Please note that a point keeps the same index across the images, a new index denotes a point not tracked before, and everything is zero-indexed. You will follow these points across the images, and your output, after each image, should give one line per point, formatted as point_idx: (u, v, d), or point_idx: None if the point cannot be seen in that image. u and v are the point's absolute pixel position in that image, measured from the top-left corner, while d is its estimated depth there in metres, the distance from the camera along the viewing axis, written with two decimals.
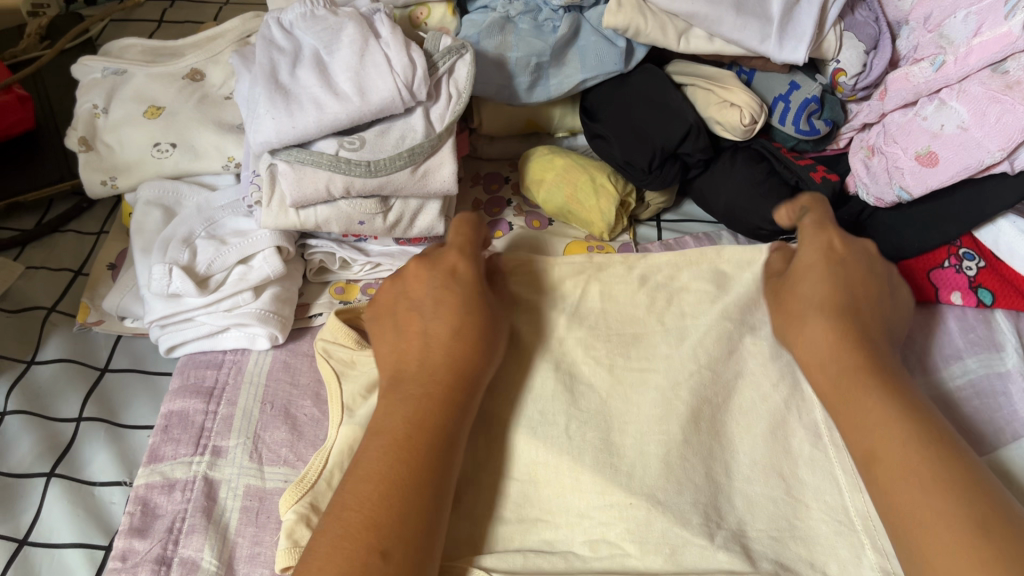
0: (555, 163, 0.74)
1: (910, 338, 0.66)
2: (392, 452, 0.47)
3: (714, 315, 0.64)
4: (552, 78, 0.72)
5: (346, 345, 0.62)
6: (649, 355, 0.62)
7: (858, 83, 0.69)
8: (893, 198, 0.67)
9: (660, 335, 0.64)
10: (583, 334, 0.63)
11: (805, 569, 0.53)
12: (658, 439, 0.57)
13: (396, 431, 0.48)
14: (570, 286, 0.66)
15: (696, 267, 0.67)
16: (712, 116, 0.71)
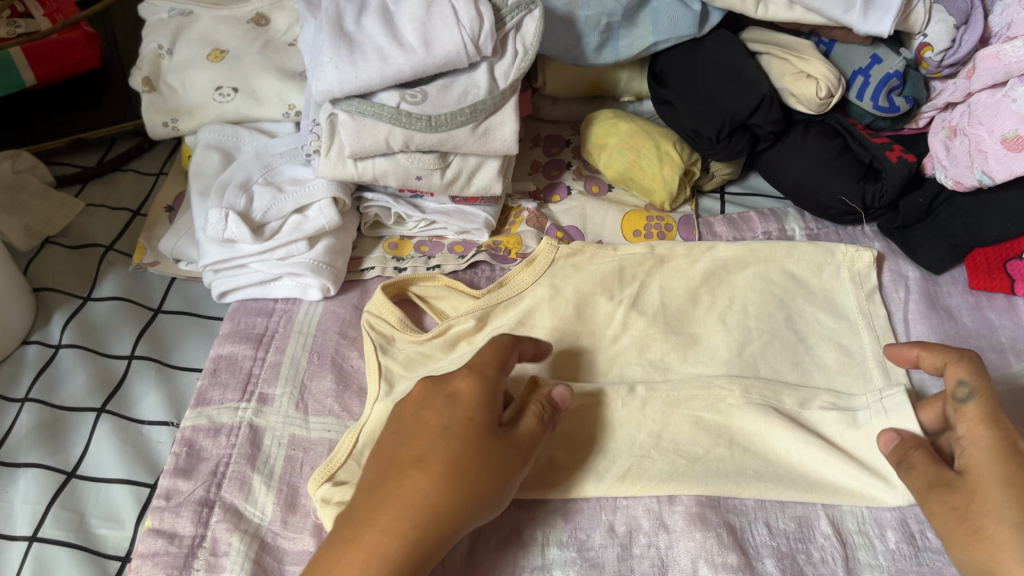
0: (619, 127, 0.72)
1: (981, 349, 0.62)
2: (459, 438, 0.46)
3: (772, 320, 0.64)
4: (621, 39, 0.70)
5: (390, 322, 0.62)
6: (707, 356, 0.62)
7: (945, 59, 0.66)
8: (973, 182, 0.64)
9: (719, 334, 0.63)
10: (643, 326, 0.63)
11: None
12: (707, 437, 0.57)
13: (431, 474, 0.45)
14: (630, 277, 0.65)
15: (763, 265, 0.67)
16: (787, 87, 0.68)
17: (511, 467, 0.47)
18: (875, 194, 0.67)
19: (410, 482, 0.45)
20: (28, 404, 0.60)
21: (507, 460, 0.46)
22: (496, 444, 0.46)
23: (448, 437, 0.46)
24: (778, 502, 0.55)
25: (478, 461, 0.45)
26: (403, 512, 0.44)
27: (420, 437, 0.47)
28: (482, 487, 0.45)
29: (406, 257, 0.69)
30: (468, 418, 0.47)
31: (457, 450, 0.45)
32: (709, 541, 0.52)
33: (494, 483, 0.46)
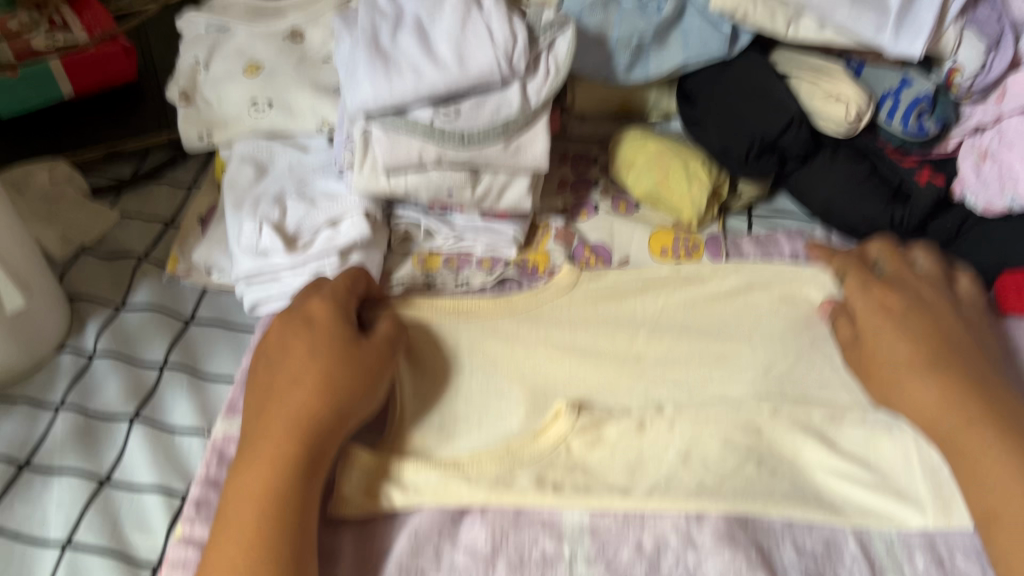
0: (647, 146, 0.72)
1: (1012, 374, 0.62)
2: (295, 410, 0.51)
3: (798, 341, 0.64)
4: (652, 59, 0.71)
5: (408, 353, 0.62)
6: (734, 376, 0.62)
7: (975, 83, 0.65)
8: (1004, 206, 0.64)
9: (747, 354, 0.63)
10: (670, 346, 0.64)
11: None
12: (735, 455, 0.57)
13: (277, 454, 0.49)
14: (654, 296, 0.66)
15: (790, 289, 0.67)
16: (817, 109, 0.68)
17: (365, 395, 0.54)
18: (904, 217, 0.68)
19: (283, 414, 0.51)
20: (63, 410, 0.61)
21: (362, 377, 0.54)
22: (325, 397, 0.51)
23: (321, 375, 0.52)
24: (807, 523, 0.54)
25: (341, 410, 0.52)
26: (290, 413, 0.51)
27: (297, 389, 0.52)
28: (329, 417, 0.51)
29: (436, 275, 0.70)
30: (349, 360, 0.54)
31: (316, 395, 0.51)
32: (738, 559, 0.52)
33: (360, 409, 0.53)
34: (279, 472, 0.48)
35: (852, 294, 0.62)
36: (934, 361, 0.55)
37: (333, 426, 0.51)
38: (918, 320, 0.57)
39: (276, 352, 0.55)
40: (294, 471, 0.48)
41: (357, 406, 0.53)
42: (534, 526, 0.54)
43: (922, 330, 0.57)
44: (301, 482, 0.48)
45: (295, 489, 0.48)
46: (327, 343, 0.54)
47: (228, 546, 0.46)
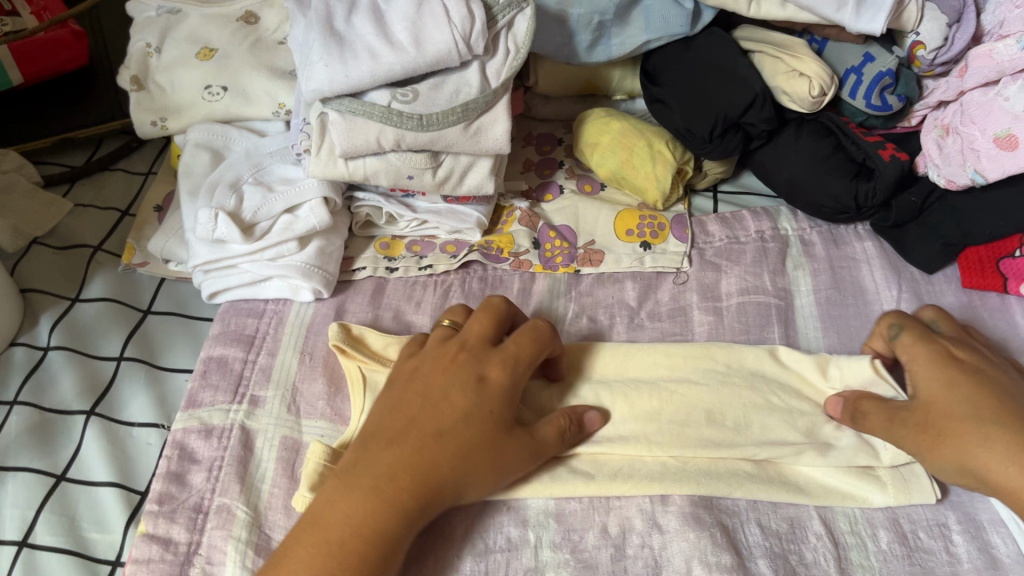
0: (611, 126, 0.72)
1: None
2: (412, 462, 0.47)
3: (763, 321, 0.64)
4: (613, 37, 0.70)
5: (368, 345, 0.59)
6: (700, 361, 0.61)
7: (937, 57, 0.66)
8: (966, 180, 0.64)
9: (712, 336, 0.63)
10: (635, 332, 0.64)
11: None
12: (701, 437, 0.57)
13: (383, 487, 0.46)
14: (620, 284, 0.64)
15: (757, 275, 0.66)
16: (780, 86, 0.68)
17: (482, 478, 0.48)
18: (867, 192, 0.67)
19: (421, 451, 0.47)
20: (18, 407, 0.59)
21: (490, 438, 0.49)
22: (445, 455, 0.47)
23: (460, 409, 0.49)
24: (771, 503, 0.54)
25: (457, 463, 0.47)
26: (408, 464, 0.47)
27: (417, 419, 0.49)
28: (436, 477, 0.47)
29: (398, 258, 0.69)
30: (453, 407, 0.49)
31: (462, 433, 0.48)
32: (702, 541, 0.51)
33: (476, 484, 0.48)
34: (378, 513, 0.45)
35: (914, 351, 0.56)
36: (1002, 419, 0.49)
37: (444, 488, 0.47)
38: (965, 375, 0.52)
39: (416, 377, 0.51)
40: (388, 523, 0.45)
41: (471, 493, 0.49)
42: (498, 513, 0.54)
43: (976, 392, 0.51)
44: (397, 531, 0.45)
45: (368, 526, 0.44)
46: (461, 386, 0.50)
47: (292, 564, 0.43)
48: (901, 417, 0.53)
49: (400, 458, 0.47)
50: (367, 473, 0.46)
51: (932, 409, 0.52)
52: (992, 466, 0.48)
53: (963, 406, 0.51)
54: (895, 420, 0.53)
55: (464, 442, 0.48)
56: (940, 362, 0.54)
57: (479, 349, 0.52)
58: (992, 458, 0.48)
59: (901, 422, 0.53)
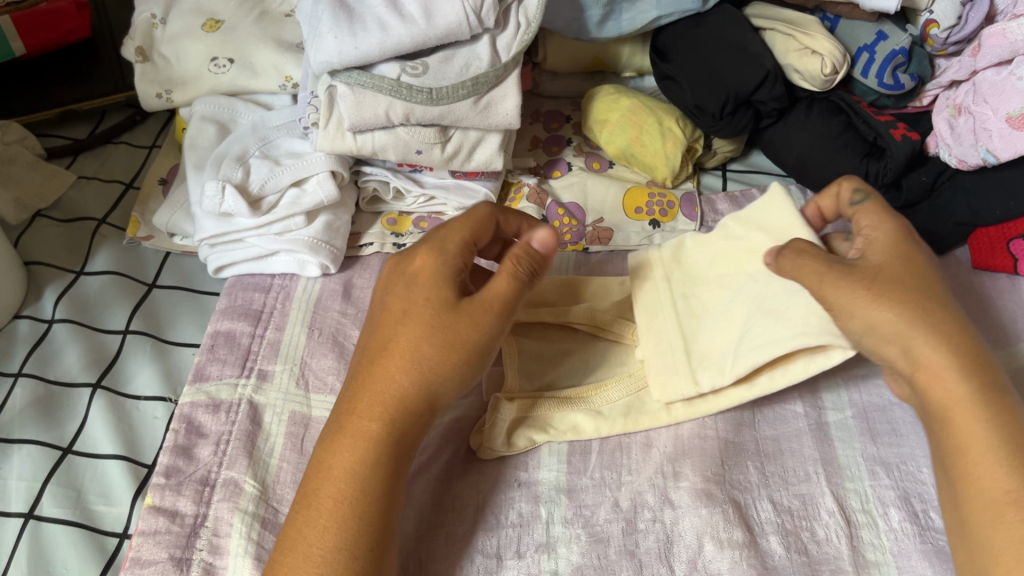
0: (620, 103, 0.71)
1: (985, 330, 0.62)
2: (377, 399, 0.47)
3: None
4: (624, 13, 0.69)
5: None
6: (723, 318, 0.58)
7: (951, 36, 0.66)
8: (977, 160, 0.64)
9: None
10: None
11: (848, 565, 0.50)
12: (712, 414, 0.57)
13: (355, 453, 0.45)
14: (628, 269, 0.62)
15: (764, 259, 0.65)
16: (791, 64, 0.67)
17: (460, 375, 0.48)
18: (878, 172, 0.66)
19: (390, 372, 0.47)
20: (22, 379, 0.59)
21: (462, 353, 0.48)
22: (406, 378, 0.47)
23: (422, 342, 0.48)
24: (782, 481, 0.54)
25: (428, 389, 0.47)
26: (381, 397, 0.47)
27: (389, 360, 0.48)
28: (413, 400, 0.47)
29: (405, 233, 0.68)
30: (439, 348, 0.47)
31: (420, 335, 0.48)
32: (714, 517, 0.51)
33: (454, 384, 0.48)
34: (366, 449, 0.46)
35: (877, 227, 0.48)
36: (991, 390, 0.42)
37: (425, 410, 0.47)
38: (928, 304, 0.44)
39: (394, 298, 0.50)
40: (384, 456, 0.46)
41: (446, 390, 0.48)
42: (510, 489, 0.54)
43: (972, 356, 0.42)
44: (387, 472, 0.45)
45: (366, 460, 0.45)
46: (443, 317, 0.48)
47: (315, 521, 0.44)
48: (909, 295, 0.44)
49: (382, 398, 0.47)
50: (347, 436, 0.46)
51: (877, 282, 0.44)
52: (965, 432, 0.41)
53: (933, 290, 0.44)
54: (891, 301, 0.43)
55: (421, 382, 0.47)
56: (899, 238, 0.47)
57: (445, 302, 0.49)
58: (971, 421, 0.41)
59: (887, 294, 0.44)
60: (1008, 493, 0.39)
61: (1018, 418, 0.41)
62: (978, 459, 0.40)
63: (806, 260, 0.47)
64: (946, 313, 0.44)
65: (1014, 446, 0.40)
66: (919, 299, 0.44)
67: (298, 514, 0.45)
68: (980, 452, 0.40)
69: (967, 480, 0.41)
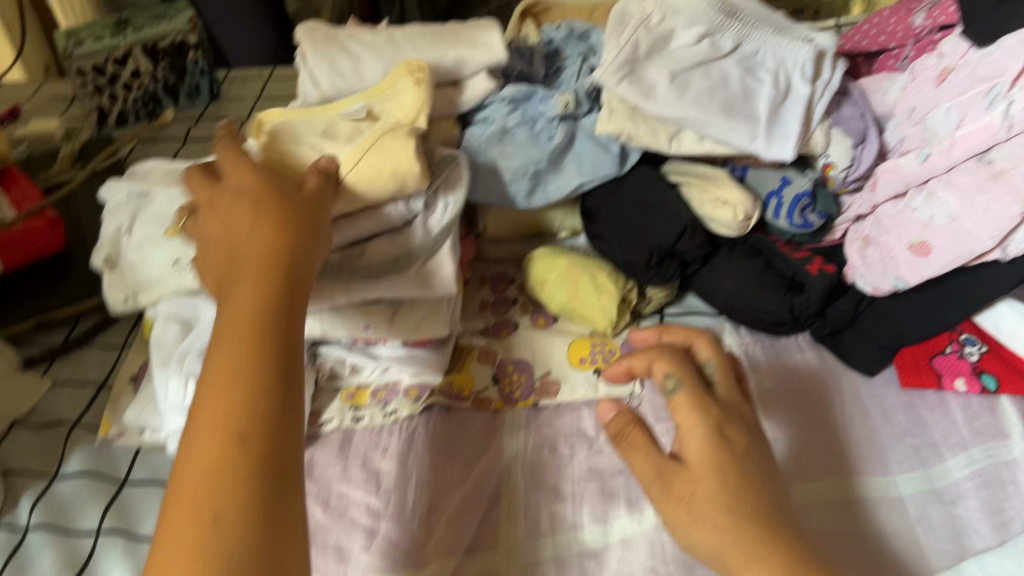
0: (556, 263, 0.76)
1: (918, 447, 0.65)
2: (228, 376, 0.41)
3: None
4: (550, 183, 0.75)
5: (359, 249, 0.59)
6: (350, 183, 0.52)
7: (849, 174, 0.73)
8: (890, 287, 0.69)
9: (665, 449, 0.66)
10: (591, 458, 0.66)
11: None
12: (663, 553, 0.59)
13: (217, 382, 0.41)
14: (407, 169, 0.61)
15: None
16: (708, 213, 0.73)
17: (265, 225, 0.47)
18: (801, 305, 0.71)
19: (234, 296, 0.44)
20: None
21: (293, 208, 0.49)
22: (261, 267, 0.45)
23: (261, 241, 0.46)
24: None
25: (281, 258, 0.46)
26: (235, 323, 0.43)
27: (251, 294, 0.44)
28: (271, 256, 0.46)
29: (364, 406, 0.70)
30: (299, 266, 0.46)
31: (258, 244, 0.46)
32: None
33: (272, 234, 0.47)
34: (239, 427, 0.39)
35: (685, 413, 0.52)
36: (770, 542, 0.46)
37: (281, 273, 0.45)
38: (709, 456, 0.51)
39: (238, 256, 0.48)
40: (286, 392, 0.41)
41: (303, 254, 0.47)
42: None
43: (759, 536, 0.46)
44: (247, 419, 0.40)
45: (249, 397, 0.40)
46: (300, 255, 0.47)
47: (177, 532, 0.37)
48: (706, 484, 0.48)
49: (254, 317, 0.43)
50: (216, 394, 0.41)
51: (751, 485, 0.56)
52: None
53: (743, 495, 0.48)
54: (706, 520, 0.47)
55: (268, 267, 0.45)
56: (709, 440, 0.50)
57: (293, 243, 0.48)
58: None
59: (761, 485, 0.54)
60: None
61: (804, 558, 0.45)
62: None
63: (637, 458, 0.52)
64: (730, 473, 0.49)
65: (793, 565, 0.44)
66: (728, 502, 0.47)
67: (165, 520, 0.38)
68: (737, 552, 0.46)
69: None
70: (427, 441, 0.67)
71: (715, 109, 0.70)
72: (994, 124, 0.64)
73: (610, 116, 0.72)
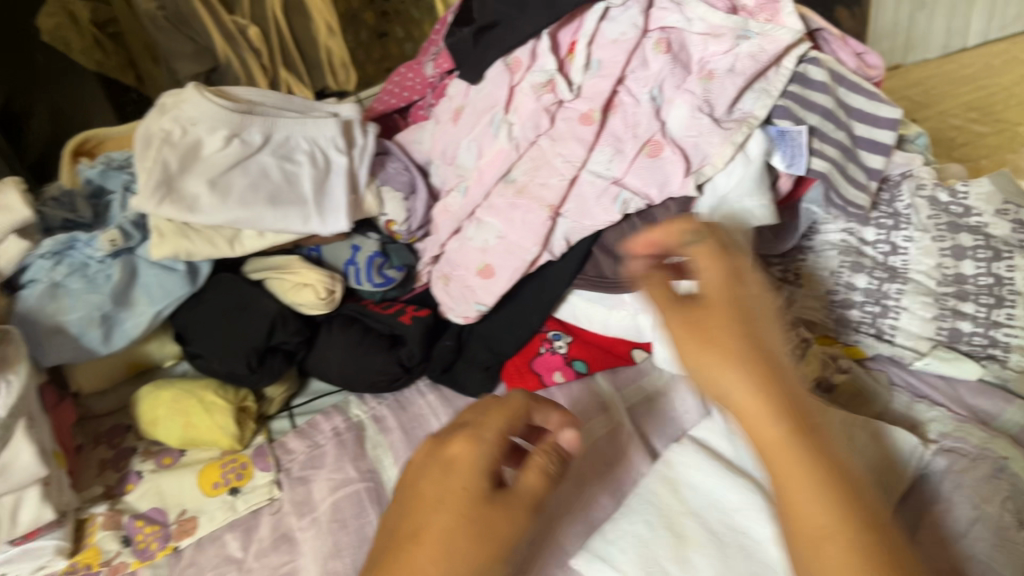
0: (162, 396, 0.73)
1: None
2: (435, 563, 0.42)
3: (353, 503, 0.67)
4: (125, 321, 0.72)
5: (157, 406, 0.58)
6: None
7: (411, 225, 0.78)
8: (477, 313, 0.75)
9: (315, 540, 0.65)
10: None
11: None
12: None
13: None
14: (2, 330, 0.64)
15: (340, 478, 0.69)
16: (293, 299, 0.74)
17: (445, 513, 0.45)
18: (407, 355, 0.74)
19: (434, 523, 0.44)
20: None
21: (465, 489, 0.46)
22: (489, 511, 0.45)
23: (443, 492, 0.46)
24: None
25: (410, 531, 0.45)
26: (435, 551, 0.43)
27: (410, 556, 0.43)
28: (413, 528, 0.45)
29: None
30: (496, 524, 0.44)
31: (446, 524, 0.44)
32: None
33: (436, 513, 0.45)
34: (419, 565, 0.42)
35: (728, 374, 0.47)
36: (837, 489, 0.42)
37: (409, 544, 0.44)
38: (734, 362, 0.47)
39: (417, 477, 0.48)
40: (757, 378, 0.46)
41: (434, 518, 0.45)
42: None
43: (816, 461, 0.43)
44: None
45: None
46: (460, 495, 0.45)
47: None
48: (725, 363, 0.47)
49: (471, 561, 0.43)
50: None
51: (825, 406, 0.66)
52: (798, 498, 0.42)
53: (778, 400, 0.45)
54: (769, 398, 0.45)
55: (459, 504, 0.45)
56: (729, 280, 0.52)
57: (481, 491, 0.46)
58: (829, 528, 0.40)
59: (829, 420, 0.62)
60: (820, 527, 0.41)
61: (850, 488, 0.42)
62: (796, 509, 0.42)
63: (530, 474, 0.48)
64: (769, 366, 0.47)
65: (846, 514, 0.41)
66: (739, 363, 0.47)
67: None
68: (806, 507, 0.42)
69: (807, 545, 0.41)
70: None
71: (262, 203, 0.72)
72: (505, 147, 0.72)
73: (162, 238, 0.70)
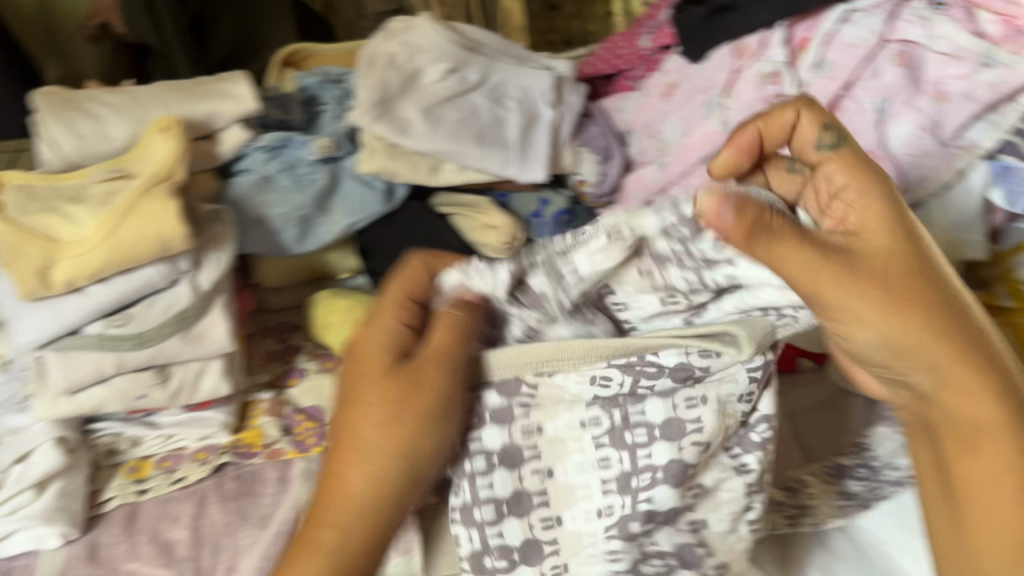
0: (337, 305, 0.76)
1: None
2: (348, 453, 0.48)
3: None
4: (321, 227, 0.75)
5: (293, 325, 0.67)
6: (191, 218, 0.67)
7: (602, 190, 0.77)
8: None
9: None
10: None
11: None
12: None
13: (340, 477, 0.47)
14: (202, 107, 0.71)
15: None
16: (477, 239, 0.76)
17: (369, 392, 0.49)
18: None
19: (365, 405, 0.49)
20: None
21: (395, 372, 0.49)
22: (393, 381, 0.49)
23: (380, 393, 0.48)
24: None
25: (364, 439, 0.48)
26: (354, 426, 0.48)
27: (356, 426, 0.48)
28: (374, 399, 0.49)
29: (149, 478, 0.67)
30: (416, 387, 0.48)
31: (378, 396, 0.48)
32: None
33: (378, 395, 0.48)
34: (370, 466, 0.47)
35: (871, 227, 0.44)
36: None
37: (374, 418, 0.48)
38: (898, 267, 0.42)
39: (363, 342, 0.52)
40: (897, 304, 0.41)
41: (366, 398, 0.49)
42: None
43: (986, 357, 0.44)
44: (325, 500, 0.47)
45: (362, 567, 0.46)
46: (378, 378, 0.49)
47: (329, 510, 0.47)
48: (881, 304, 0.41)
49: (417, 431, 0.47)
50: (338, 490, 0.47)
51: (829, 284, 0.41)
52: (990, 450, 0.43)
53: (942, 300, 0.42)
54: (886, 318, 0.41)
55: (381, 382, 0.49)
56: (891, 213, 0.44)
57: (384, 367, 0.49)
58: (989, 423, 0.43)
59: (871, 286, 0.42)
60: (973, 437, 0.44)
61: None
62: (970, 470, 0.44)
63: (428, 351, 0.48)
64: (929, 276, 0.43)
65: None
66: (929, 314, 0.42)
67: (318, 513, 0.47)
68: (794, 263, 0.41)
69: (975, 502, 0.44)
70: (219, 503, 0.65)
71: (469, 139, 0.73)
72: (716, 130, 0.71)
73: (372, 155, 0.73)
